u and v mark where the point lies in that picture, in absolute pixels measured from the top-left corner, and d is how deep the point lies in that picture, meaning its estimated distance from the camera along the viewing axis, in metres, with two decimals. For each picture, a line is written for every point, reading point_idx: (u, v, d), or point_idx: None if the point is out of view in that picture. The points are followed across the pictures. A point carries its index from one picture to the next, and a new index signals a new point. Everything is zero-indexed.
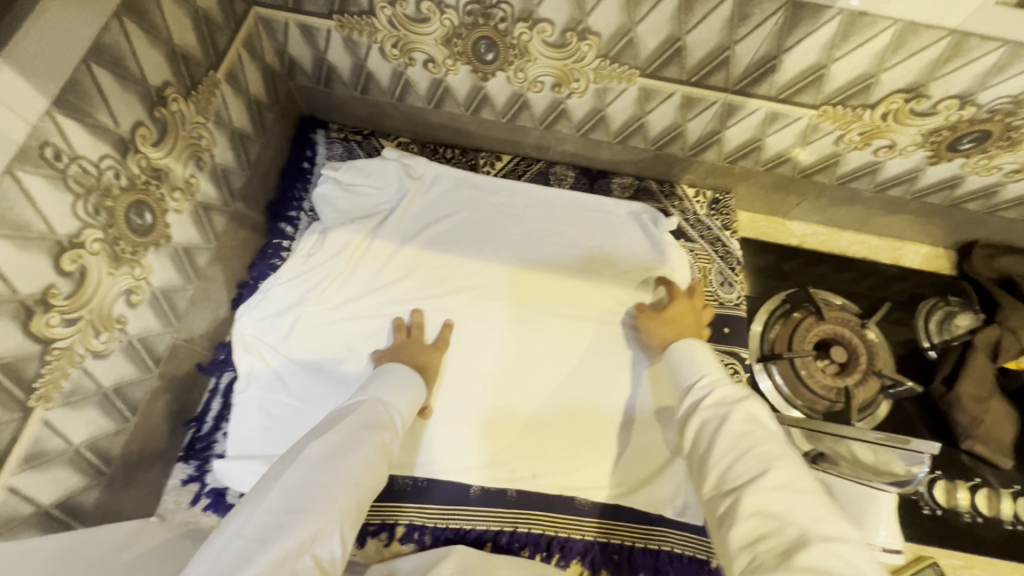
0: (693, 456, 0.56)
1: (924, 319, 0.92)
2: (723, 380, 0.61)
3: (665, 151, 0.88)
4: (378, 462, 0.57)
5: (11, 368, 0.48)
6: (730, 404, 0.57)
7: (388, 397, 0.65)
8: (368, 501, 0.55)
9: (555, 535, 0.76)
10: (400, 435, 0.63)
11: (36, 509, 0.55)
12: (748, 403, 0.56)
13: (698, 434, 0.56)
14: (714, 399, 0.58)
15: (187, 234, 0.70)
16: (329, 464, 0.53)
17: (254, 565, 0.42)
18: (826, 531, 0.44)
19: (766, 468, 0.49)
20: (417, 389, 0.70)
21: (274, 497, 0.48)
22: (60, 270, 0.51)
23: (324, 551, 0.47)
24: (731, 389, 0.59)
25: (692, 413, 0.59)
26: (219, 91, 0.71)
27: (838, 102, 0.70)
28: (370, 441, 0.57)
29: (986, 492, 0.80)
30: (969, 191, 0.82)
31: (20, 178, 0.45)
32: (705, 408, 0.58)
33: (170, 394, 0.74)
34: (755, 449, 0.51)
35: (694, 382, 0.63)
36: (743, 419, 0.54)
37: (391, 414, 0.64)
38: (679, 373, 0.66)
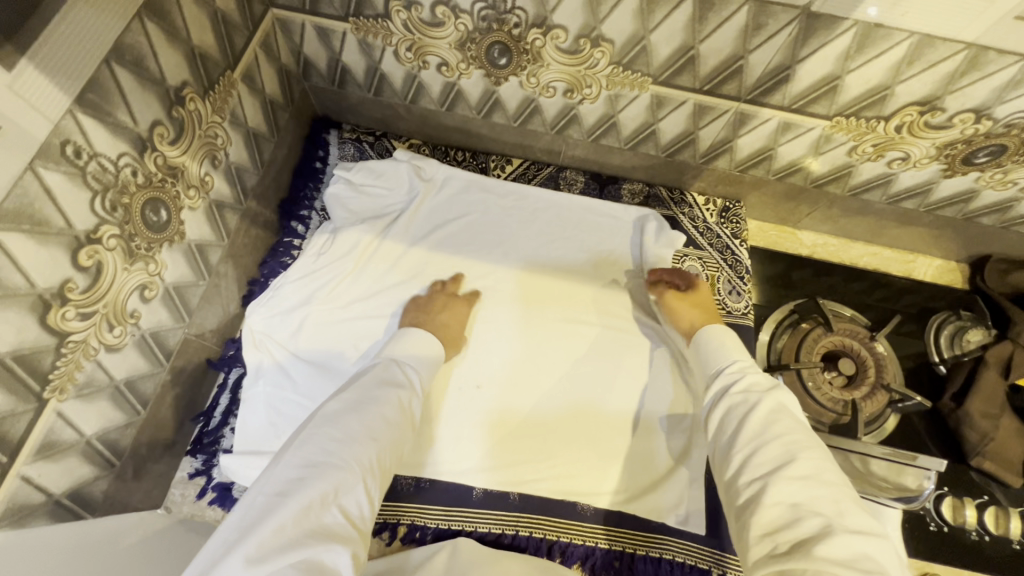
0: (717, 441, 0.57)
1: (935, 333, 0.91)
2: (754, 367, 0.62)
3: (676, 158, 0.88)
4: (397, 418, 0.57)
5: (27, 360, 0.49)
6: (757, 393, 0.57)
7: (402, 357, 0.66)
8: (393, 456, 0.56)
9: (557, 540, 0.75)
10: (420, 393, 0.64)
11: (47, 498, 0.56)
12: (778, 392, 0.57)
13: (723, 422, 0.57)
14: (743, 386, 0.59)
15: (200, 232, 0.71)
16: (346, 420, 0.53)
17: (281, 516, 0.43)
18: (852, 525, 0.44)
19: (791, 457, 0.49)
20: (434, 351, 0.70)
21: (296, 452, 0.49)
22: (77, 265, 0.52)
23: (349, 502, 0.48)
24: (763, 377, 0.60)
25: (719, 401, 0.60)
26: (235, 92, 0.72)
27: (852, 113, 0.70)
28: (386, 399, 0.58)
29: (993, 509, 0.80)
30: (984, 205, 0.82)
31: (41, 174, 0.46)
32: (733, 394, 0.59)
33: (180, 388, 0.75)
34: (766, 452, 0.51)
35: (724, 368, 0.63)
36: (771, 410, 0.55)
37: (406, 375, 0.64)
38: (707, 359, 0.67)
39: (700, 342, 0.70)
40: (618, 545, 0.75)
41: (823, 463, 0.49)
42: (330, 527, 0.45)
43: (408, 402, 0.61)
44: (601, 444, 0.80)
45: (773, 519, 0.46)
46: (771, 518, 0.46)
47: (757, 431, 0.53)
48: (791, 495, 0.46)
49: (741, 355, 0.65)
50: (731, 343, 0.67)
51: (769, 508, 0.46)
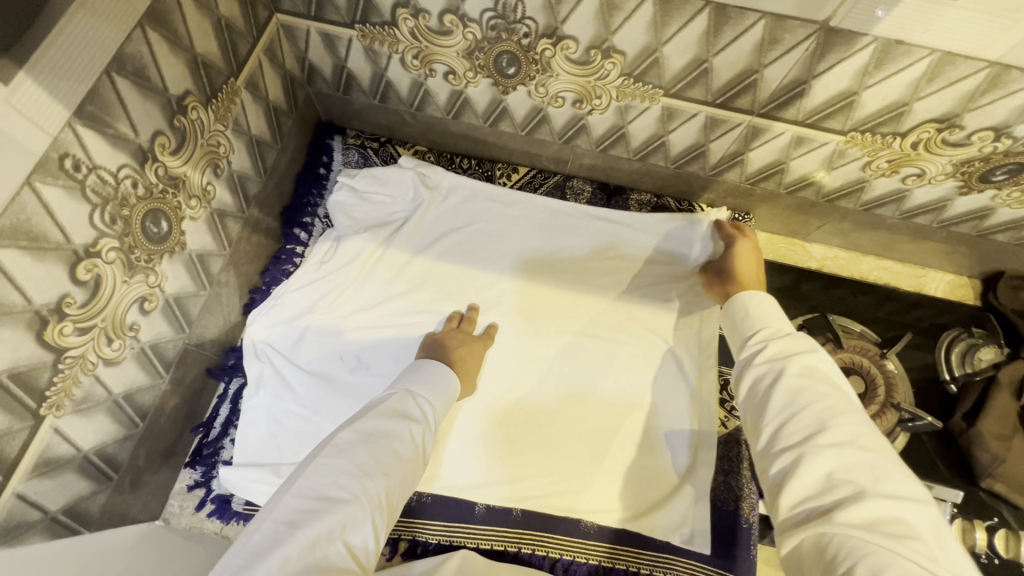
0: (747, 413, 0.52)
1: (945, 351, 0.90)
2: (784, 333, 0.55)
3: (686, 169, 0.86)
4: (409, 454, 0.56)
5: (23, 377, 0.48)
6: (784, 359, 0.52)
7: (417, 389, 0.64)
8: (402, 494, 0.55)
9: (560, 558, 0.75)
10: (434, 427, 0.63)
11: (44, 515, 0.55)
12: (812, 355, 0.51)
13: (751, 391, 0.52)
14: (770, 352, 0.53)
15: (202, 241, 0.69)
16: (358, 451, 0.52)
17: (285, 551, 0.43)
18: (888, 490, 0.40)
19: (823, 426, 0.45)
20: (449, 384, 0.68)
21: (304, 483, 0.49)
22: (75, 280, 0.51)
23: (356, 536, 0.47)
24: (794, 341, 0.53)
25: (743, 373, 0.54)
26: (238, 99, 0.70)
27: (868, 129, 0.68)
28: (399, 433, 0.56)
29: (1006, 532, 0.78)
30: (999, 222, 0.80)
31: (39, 189, 0.45)
32: (758, 364, 0.53)
33: (180, 399, 0.74)
34: (797, 421, 0.46)
35: (751, 337, 0.58)
36: (800, 367, 0.50)
37: (421, 407, 0.62)
38: (737, 329, 0.61)
39: (734, 307, 0.63)
40: (622, 563, 0.75)
41: (859, 428, 0.45)
42: (335, 563, 0.45)
43: (421, 437, 0.60)
44: (606, 463, 0.78)
45: (802, 488, 0.43)
46: (800, 487, 0.43)
47: (786, 392, 0.48)
48: (823, 465, 0.43)
49: (774, 323, 0.58)
50: (765, 309, 0.60)
51: (800, 478, 0.43)
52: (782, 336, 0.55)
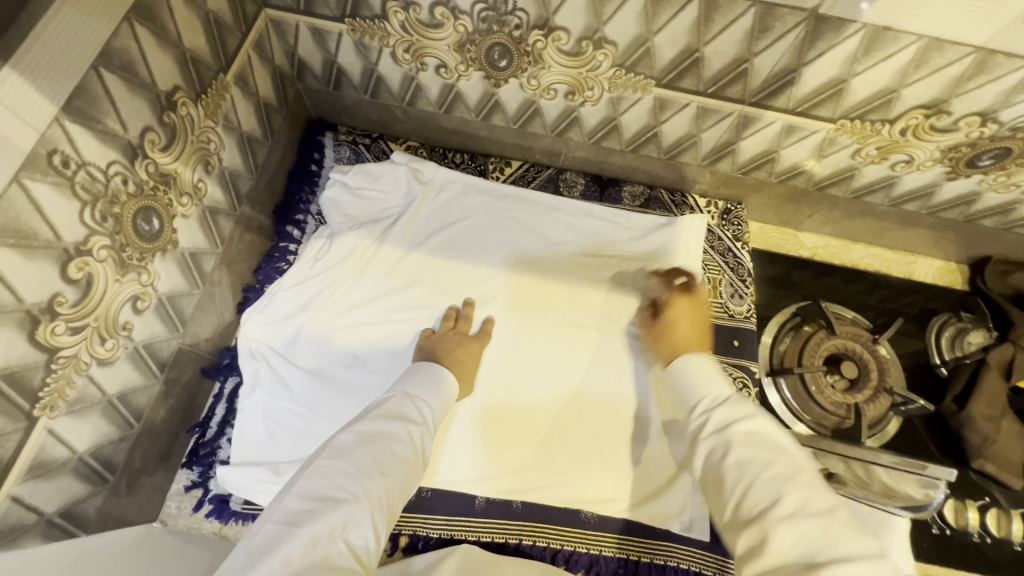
0: (705, 483, 0.55)
1: (935, 336, 0.91)
2: (726, 398, 0.59)
3: (678, 160, 0.87)
4: (408, 455, 0.56)
5: (16, 378, 0.47)
6: (730, 425, 0.55)
7: (416, 391, 0.65)
8: (402, 494, 0.55)
9: (561, 548, 0.75)
10: (433, 429, 0.63)
11: (40, 518, 0.54)
12: (751, 420, 0.55)
13: (706, 461, 0.55)
14: (719, 420, 0.56)
15: (194, 239, 0.68)
16: (357, 452, 0.52)
17: (285, 550, 0.43)
18: (845, 552, 0.43)
19: (776, 498, 0.47)
20: (446, 385, 0.69)
21: (304, 484, 0.49)
22: (66, 278, 0.50)
23: (356, 536, 0.47)
24: (733, 409, 0.56)
25: (696, 442, 0.57)
26: (229, 94, 0.70)
27: (857, 116, 0.69)
28: (398, 434, 0.57)
29: (995, 511, 0.80)
30: (985, 207, 0.81)
31: (28, 186, 0.45)
32: (705, 438, 0.56)
33: (175, 399, 0.73)
34: (754, 493, 0.49)
35: (697, 403, 0.61)
36: (743, 433, 0.54)
37: (420, 408, 0.63)
38: (682, 392, 0.63)
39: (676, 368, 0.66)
40: (624, 552, 0.75)
41: (808, 491, 0.48)
42: (336, 562, 0.44)
43: (420, 438, 0.60)
44: (603, 456, 0.79)
45: (771, 557, 0.44)
46: (768, 559, 0.45)
47: (735, 462, 0.52)
48: (786, 539, 0.45)
49: (713, 387, 0.61)
50: (699, 368, 0.63)
51: (767, 554, 0.45)
52: (726, 403, 0.58)
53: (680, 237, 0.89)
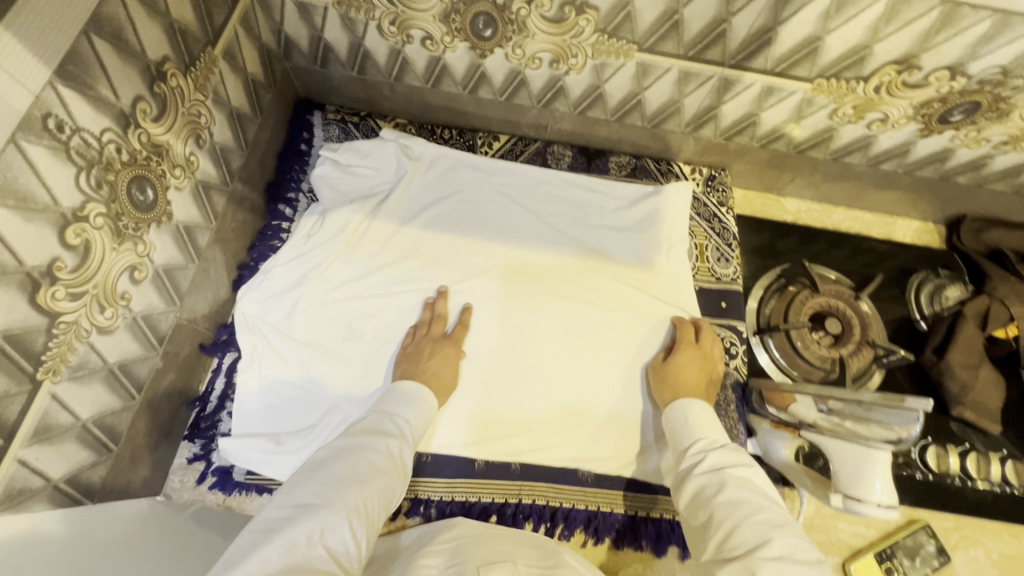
0: (691, 523, 0.58)
1: (915, 292, 0.94)
2: (720, 446, 0.64)
3: (662, 128, 0.89)
4: (386, 465, 0.61)
5: (19, 340, 0.48)
6: (723, 470, 0.60)
7: (393, 408, 0.69)
8: (383, 504, 0.58)
9: (559, 506, 0.77)
10: (412, 441, 0.67)
11: (47, 483, 0.55)
12: (744, 468, 0.60)
13: (694, 501, 0.59)
14: (712, 460, 0.62)
15: (188, 213, 0.69)
16: (333, 465, 0.58)
17: (265, 554, 0.47)
18: None
19: (766, 538, 0.51)
20: (425, 401, 0.72)
21: (283, 497, 0.53)
22: (65, 244, 0.51)
23: (334, 539, 0.51)
24: (729, 454, 0.62)
25: (685, 479, 0.62)
26: (217, 69, 0.70)
27: (833, 74, 0.71)
28: (374, 447, 0.61)
29: (975, 455, 0.84)
30: (959, 163, 0.84)
31: (24, 148, 0.45)
32: (700, 475, 0.61)
33: (175, 373, 0.74)
34: (742, 531, 0.53)
35: (691, 446, 0.66)
36: (737, 477, 0.59)
37: (397, 423, 0.67)
38: (678, 433, 0.69)
39: (679, 411, 0.71)
40: (619, 507, 0.78)
41: (794, 541, 0.52)
42: (314, 564, 0.48)
43: (399, 450, 0.64)
44: (592, 421, 0.80)
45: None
46: None
47: (726, 499, 0.56)
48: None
49: (713, 432, 0.66)
50: (702, 414, 0.69)
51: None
52: (722, 448, 0.64)
53: (666, 204, 0.91)
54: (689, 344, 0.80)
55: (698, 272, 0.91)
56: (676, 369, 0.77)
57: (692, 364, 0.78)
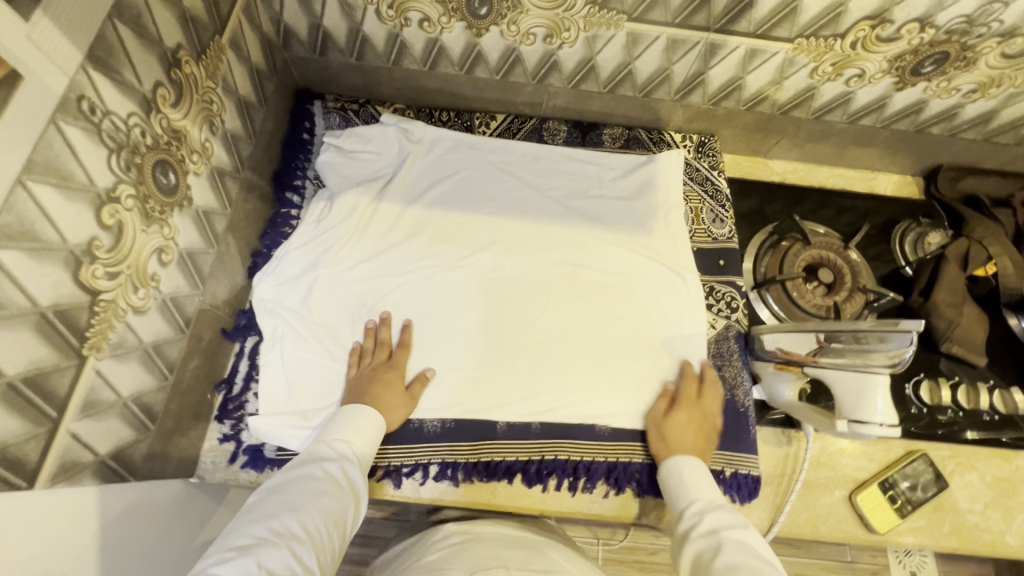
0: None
1: (900, 241, 0.99)
2: (715, 505, 0.68)
3: (653, 97, 0.93)
4: (323, 488, 0.64)
5: (66, 315, 0.50)
6: (719, 533, 0.64)
7: (330, 432, 0.71)
8: (328, 525, 0.61)
9: (580, 460, 0.80)
10: (357, 459, 0.69)
11: (96, 458, 0.57)
12: (739, 531, 0.64)
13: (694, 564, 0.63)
14: (711, 522, 0.66)
15: (206, 198, 0.71)
16: (269, 502, 0.61)
17: None
18: None
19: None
20: (363, 416, 0.73)
21: (222, 542, 0.57)
22: (101, 223, 0.53)
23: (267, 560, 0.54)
24: (724, 516, 0.66)
25: (684, 542, 0.66)
26: (225, 57, 0.72)
27: (812, 34, 0.76)
28: (308, 476, 0.64)
29: (965, 387, 0.89)
30: (933, 114, 0.90)
31: (62, 128, 0.47)
32: (696, 538, 0.65)
33: (201, 356, 0.76)
34: None
35: (686, 507, 0.70)
36: (735, 538, 0.63)
37: (337, 447, 0.70)
38: (672, 492, 0.73)
39: (679, 469, 0.73)
40: (639, 458, 0.81)
41: None
42: None
43: (340, 472, 0.67)
44: (599, 381, 0.84)
45: None
46: None
47: (724, 563, 0.59)
48: None
49: (708, 492, 0.70)
50: (696, 474, 0.73)
51: None
52: (717, 507, 0.68)
53: (660, 170, 0.96)
54: (688, 398, 0.80)
55: (695, 234, 0.95)
56: (670, 424, 0.78)
57: (686, 419, 0.78)
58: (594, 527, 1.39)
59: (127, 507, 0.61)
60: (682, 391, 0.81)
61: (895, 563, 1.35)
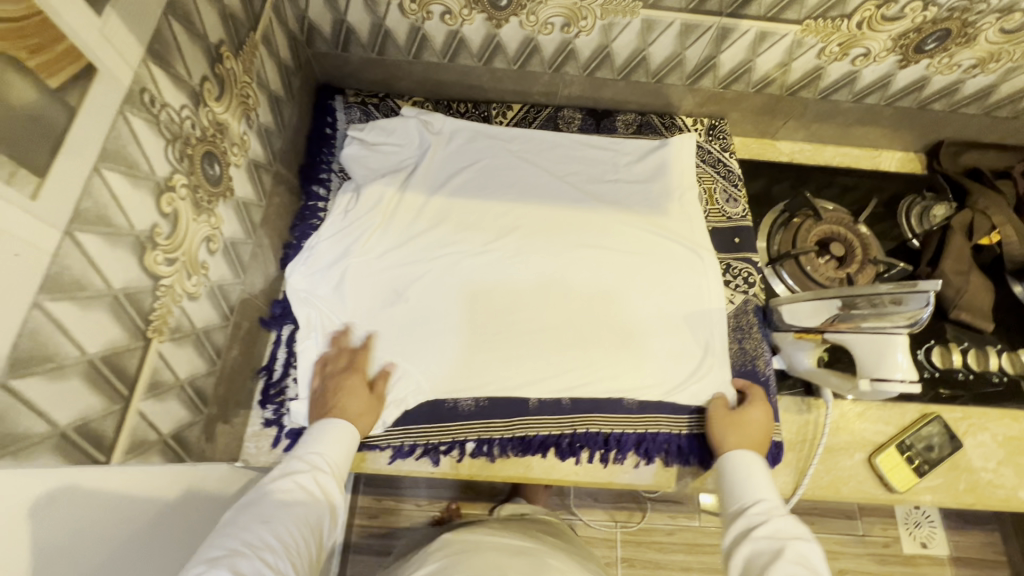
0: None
1: (905, 215, 1.02)
2: (780, 511, 0.67)
3: (665, 82, 0.96)
4: (294, 500, 0.64)
5: (133, 298, 0.53)
6: (782, 540, 0.63)
7: (303, 446, 0.72)
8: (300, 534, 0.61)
9: (611, 433, 0.83)
10: (329, 469, 0.70)
11: (158, 437, 0.59)
12: (802, 543, 0.63)
13: (746, 567, 0.63)
14: (773, 525, 0.65)
15: (244, 189, 0.74)
16: (239, 517, 0.61)
17: None
18: None
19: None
20: (338, 428, 0.74)
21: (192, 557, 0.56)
22: (160, 211, 0.56)
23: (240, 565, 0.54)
24: (789, 524, 0.65)
25: (742, 538, 0.65)
26: (258, 54, 0.75)
27: (820, 15, 0.79)
28: (279, 489, 0.65)
29: (974, 352, 0.93)
30: (935, 90, 0.94)
31: (129, 119, 0.50)
32: (758, 539, 0.64)
33: (243, 344, 0.78)
34: None
35: (750, 504, 0.69)
36: (797, 548, 0.62)
37: (309, 459, 0.70)
38: (736, 487, 0.72)
39: (746, 462, 0.74)
40: (686, 429, 0.84)
41: None
42: None
43: (312, 483, 0.67)
44: (623, 357, 0.86)
45: None
46: None
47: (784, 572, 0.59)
48: None
49: (771, 496, 0.70)
50: (758, 473, 0.73)
51: None
52: (781, 514, 0.67)
53: (673, 154, 0.99)
54: (762, 405, 0.82)
55: (710, 214, 0.99)
56: (745, 419, 0.79)
57: (761, 418, 0.80)
58: (610, 510, 1.38)
59: (182, 504, 0.64)
60: (757, 398, 0.83)
61: (905, 535, 1.39)
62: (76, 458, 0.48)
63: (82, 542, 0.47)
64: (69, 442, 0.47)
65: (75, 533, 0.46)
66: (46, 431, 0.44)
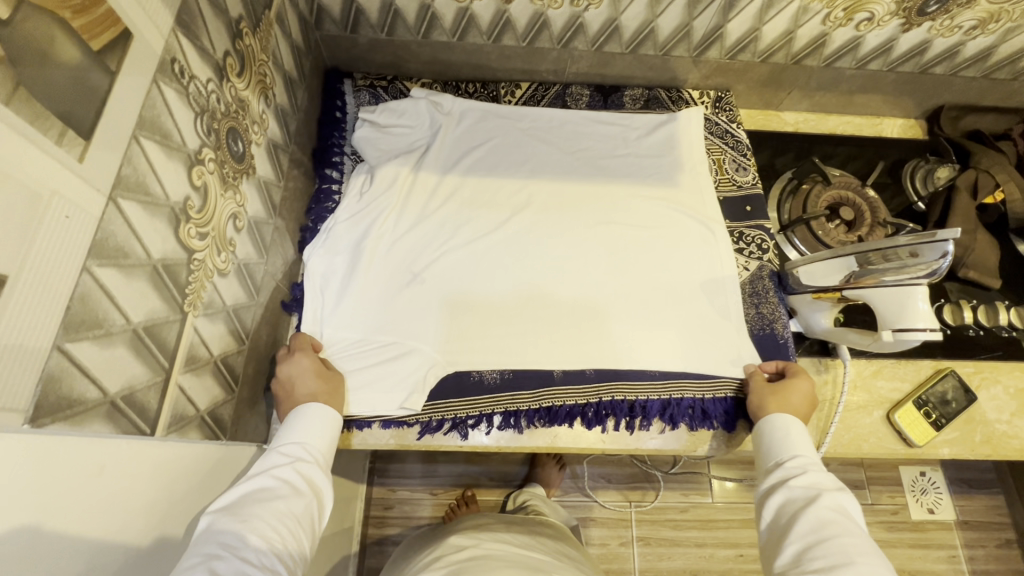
0: (774, 528, 0.64)
1: (910, 178, 1.03)
2: (817, 465, 0.68)
3: (673, 55, 0.98)
4: (278, 490, 0.59)
5: (171, 271, 0.53)
6: (819, 489, 0.64)
7: (287, 438, 0.68)
8: (288, 525, 0.57)
9: (636, 399, 0.84)
10: (314, 461, 0.66)
11: (196, 412, 0.60)
12: (840, 493, 0.64)
13: (778, 512, 0.65)
14: (810, 476, 0.66)
15: (265, 168, 0.74)
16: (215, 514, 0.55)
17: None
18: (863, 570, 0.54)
19: (851, 559, 0.55)
20: (325, 418, 0.71)
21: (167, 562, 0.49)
22: (192, 184, 0.55)
23: (219, 567, 0.48)
24: (826, 476, 0.66)
25: (776, 486, 0.67)
26: (274, 32, 0.75)
27: None
28: (261, 481, 0.60)
29: (984, 308, 0.95)
30: (936, 54, 0.97)
31: (162, 89, 0.50)
32: (794, 485, 0.66)
33: (268, 325, 0.78)
34: (822, 545, 0.58)
35: (786, 460, 0.70)
36: (833, 494, 0.63)
37: (293, 451, 0.66)
38: (773, 443, 0.73)
39: (780, 425, 0.74)
40: (725, 394, 0.85)
41: (876, 559, 0.57)
42: None
43: (297, 474, 0.63)
44: (642, 325, 0.87)
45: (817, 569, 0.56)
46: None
47: (821, 515, 0.61)
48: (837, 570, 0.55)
49: (807, 453, 0.71)
50: (796, 433, 0.73)
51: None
52: (815, 469, 0.68)
53: (682, 126, 1.00)
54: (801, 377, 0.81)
55: (720, 183, 1.00)
56: (788, 386, 0.79)
57: (807, 388, 0.79)
58: (625, 490, 1.36)
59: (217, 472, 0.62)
60: (797, 372, 0.81)
61: (912, 501, 1.41)
62: (125, 427, 0.47)
63: (138, 516, 0.46)
64: (118, 411, 0.47)
65: (132, 504, 0.46)
66: (97, 398, 0.44)
